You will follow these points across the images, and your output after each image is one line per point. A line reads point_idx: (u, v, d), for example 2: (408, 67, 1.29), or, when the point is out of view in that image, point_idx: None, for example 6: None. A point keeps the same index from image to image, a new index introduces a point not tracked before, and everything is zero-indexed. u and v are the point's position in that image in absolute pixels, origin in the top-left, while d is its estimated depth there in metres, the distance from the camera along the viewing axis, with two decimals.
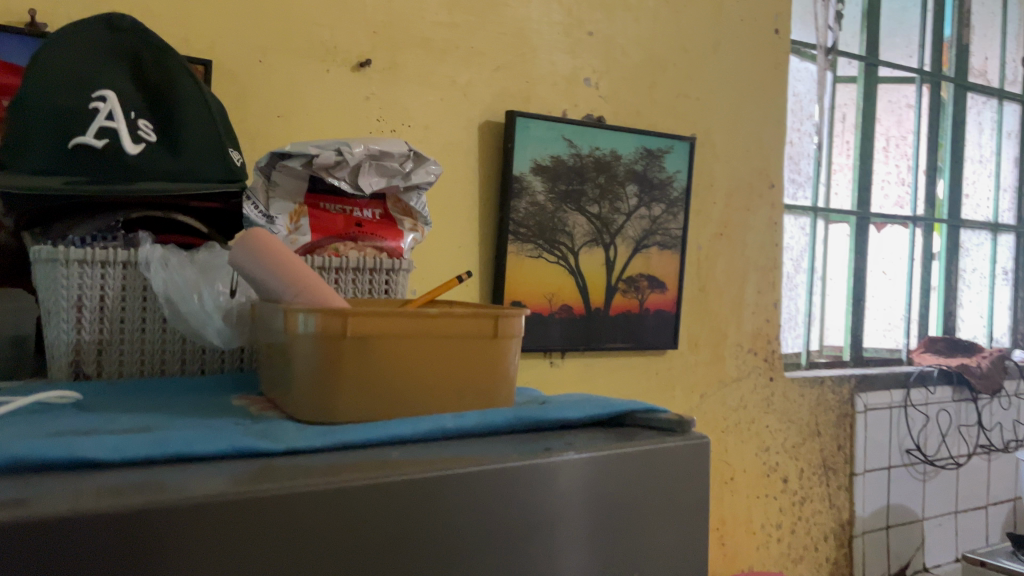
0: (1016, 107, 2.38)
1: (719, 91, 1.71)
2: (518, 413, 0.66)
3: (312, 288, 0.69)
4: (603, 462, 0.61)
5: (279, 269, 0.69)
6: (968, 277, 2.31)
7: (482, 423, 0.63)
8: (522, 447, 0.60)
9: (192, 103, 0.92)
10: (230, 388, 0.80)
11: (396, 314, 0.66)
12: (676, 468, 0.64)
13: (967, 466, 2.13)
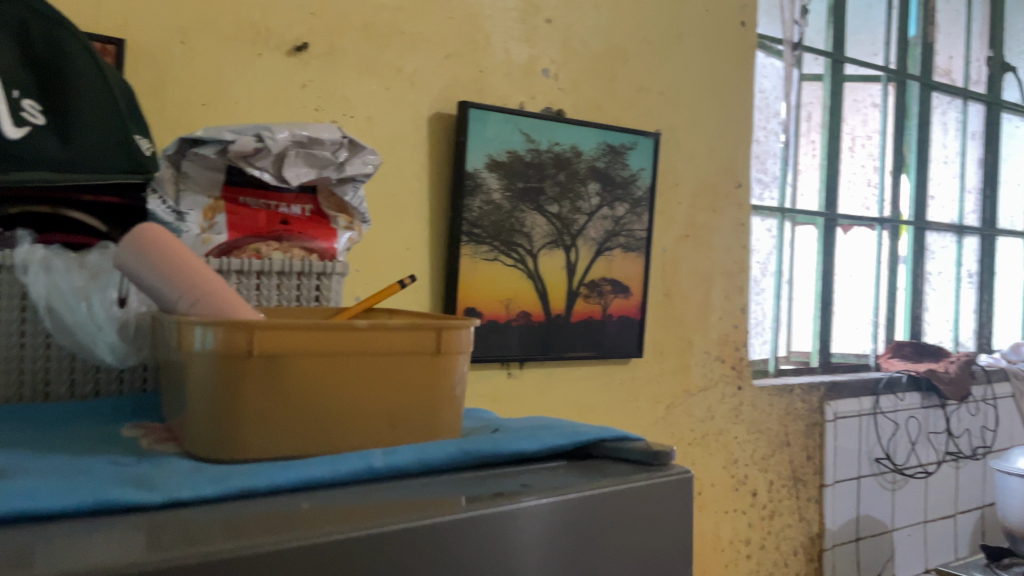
0: (979, 107, 2.34)
1: (684, 85, 1.61)
2: (464, 447, 0.54)
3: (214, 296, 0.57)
4: (565, 509, 0.49)
5: (176, 274, 0.57)
6: (935, 280, 2.25)
7: (419, 460, 0.52)
8: (467, 492, 0.49)
9: (92, 78, 0.75)
10: (126, 415, 0.68)
11: (316, 328, 0.55)
12: (652, 511, 0.54)
13: (936, 474, 2.07)
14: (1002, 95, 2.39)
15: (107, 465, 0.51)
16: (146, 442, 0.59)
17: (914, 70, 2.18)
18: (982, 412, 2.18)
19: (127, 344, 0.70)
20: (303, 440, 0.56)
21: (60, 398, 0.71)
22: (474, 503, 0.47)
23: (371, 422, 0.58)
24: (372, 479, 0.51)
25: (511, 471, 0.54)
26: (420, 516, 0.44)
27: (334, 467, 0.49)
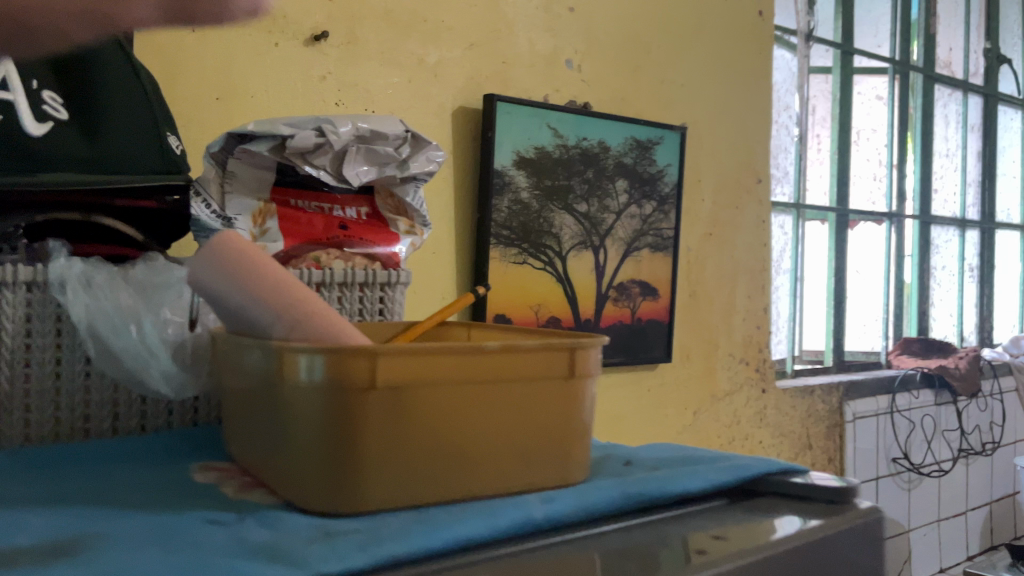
0: (978, 100, 2.32)
1: (705, 76, 1.54)
2: (624, 489, 0.46)
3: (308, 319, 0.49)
4: (779, 565, 0.41)
5: (267, 292, 0.48)
6: (940, 275, 2.22)
7: (579, 509, 0.44)
8: (660, 554, 0.40)
9: (118, 63, 0.66)
10: (187, 455, 0.59)
11: (443, 352, 0.46)
12: (854, 558, 0.46)
13: (949, 472, 2.04)
14: (997, 88, 2.37)
15: (209, 527, 0.43)
16: (233, 492, 0.51)
17: (918, 62, 2.14)
18: (992, 407, 2.17)
19: (185, 373, 0.62)
20: (429, 485, 0.47)
21: (102, 435, 0.63)
22: (678, 567, 0.38)
23: (502, 459, 0.50)
24: (534, 534, 0.43)
25: (682, 522, 0.46)
26: None
27: (493, 522, 0.41)
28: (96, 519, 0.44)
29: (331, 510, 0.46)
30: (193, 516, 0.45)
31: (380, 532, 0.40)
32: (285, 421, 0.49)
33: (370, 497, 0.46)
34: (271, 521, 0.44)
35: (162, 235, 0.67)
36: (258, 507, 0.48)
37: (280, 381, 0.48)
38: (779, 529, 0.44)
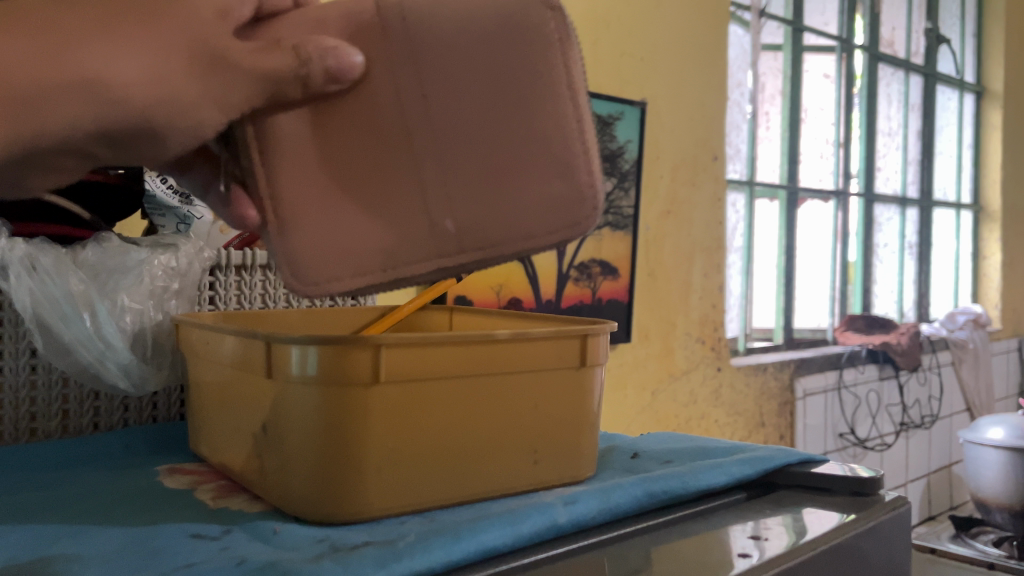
0: (918, 79, 2.37)
1: (662, 49, 1.50)
2: (647, 486, 0.43)
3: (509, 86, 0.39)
4: (819, 569, 0.39)
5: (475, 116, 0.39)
6: (881, 252, 2.27)
7: (602, 509, 0.41)
8: (698, 565, 0.37)
9: None
10: (147, 462, 0.54)
11: (453, 341, 0.43)
12: (886, 557, 0.43)
13: (892, 446, 2.08)
14: (937, 68, 2.41)
15: (196, 545, 0.38)
16: (210, 500, 0.46)
17: (864, 39, 2.14)
18: (930, 380, 2.22)
19: (146, 367, 0.58)
20: (431, 486, 0.44)
21: (49, 435, 0.58)
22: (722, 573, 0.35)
23: (509, 451, 0.46)
24: (560, 539, 0.39)
25: (712, 530, 0.42)
26: None
27: (517, 530, 0.38)
28: (51, 546, 0.38)
29: (325, 518, 0.42)
30: (173, 531, 0.40)
31: (394, 543, 0.36)
32: (270, 418, 0.44)
33: (370, 505, 0.42)
34: (267, 536, 0.39)
35: (108, 216, 0.61)
36: (244, 518, 0.43)
37: (269, 376, 0.44)
38: (812, 524, 0.41)
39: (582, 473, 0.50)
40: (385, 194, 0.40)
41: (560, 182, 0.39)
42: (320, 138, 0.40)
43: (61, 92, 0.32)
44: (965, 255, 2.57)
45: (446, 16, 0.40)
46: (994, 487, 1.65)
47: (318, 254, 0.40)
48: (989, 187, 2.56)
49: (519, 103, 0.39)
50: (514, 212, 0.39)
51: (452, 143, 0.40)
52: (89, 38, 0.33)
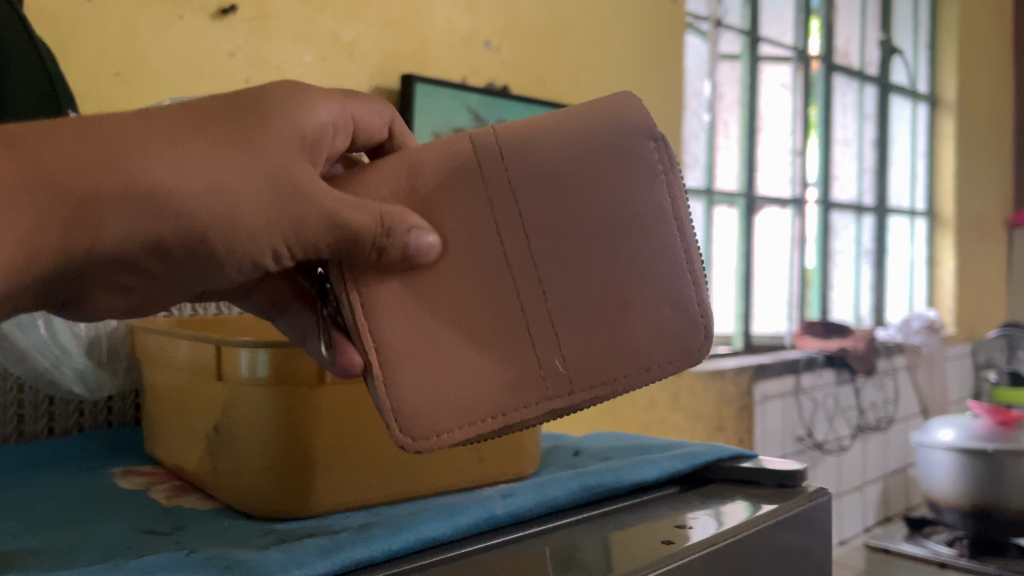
0: (873, 90, 2.43)
1: (621, 58, 1.52)
2: (583, 481, 0.46)
3: (615, 215, 0.42)
4: (740, 552, 0.41)
5: (580, 246, 0.41)
6: (838, 258, 2.32)
7: (539, 502, 0.43)
8: (626, 549, 0.39)
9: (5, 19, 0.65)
10: (94, 467, 0.54)
11: None
12: (805, 544, 0.46)
13: (848, 448, 2.13)
14: (890, 79, 2.48)
15: (148, 540, 0.40)
16: (164, 499, 0.47)
17: (820, 50, 2.19)
18: (886, 384, 2.27)
19: (101, 371, 0.60)
20: (378, 483, 0.46)
21: (5, 439, 0.59)
22: (647, 555, 0.38)
23: (459, 451, 0.49)
24: (500, 529, 0.42)
25: (641, 519, 0.44)
26: None
27: (457, 521, 0.40)
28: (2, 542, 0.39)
29: (274, 514, 0.43)
30: (124, 528, 0.41)
31: (339, 533, 0.38)
32: (221, 419, 0.46)
33: (320, 500, 0.44)
34: (218, 531, 0.41)
35: None
36: (195, 515, 0.45)
37: (221, 378, 0.46)
38: (736, 513, 0.44)
39: (527, 470, 0.52)
40: (499, 332, 0.41)
41: (673, 310, 0.42)
42: (421, 284, 0.41)
43: (123, 201, 0.34)
44: (919, 261, 2.63)
45: (547, 148, 0.42)
46: (946, 486, 1.66)
47: (432, 405, 0.40)
48: (942, 194, 2.63)
49: (625, 235, 0.42)
50: (633, 337, 0.41)
51: (563, 274, 0.41)
52: (160, 151, 0.35)
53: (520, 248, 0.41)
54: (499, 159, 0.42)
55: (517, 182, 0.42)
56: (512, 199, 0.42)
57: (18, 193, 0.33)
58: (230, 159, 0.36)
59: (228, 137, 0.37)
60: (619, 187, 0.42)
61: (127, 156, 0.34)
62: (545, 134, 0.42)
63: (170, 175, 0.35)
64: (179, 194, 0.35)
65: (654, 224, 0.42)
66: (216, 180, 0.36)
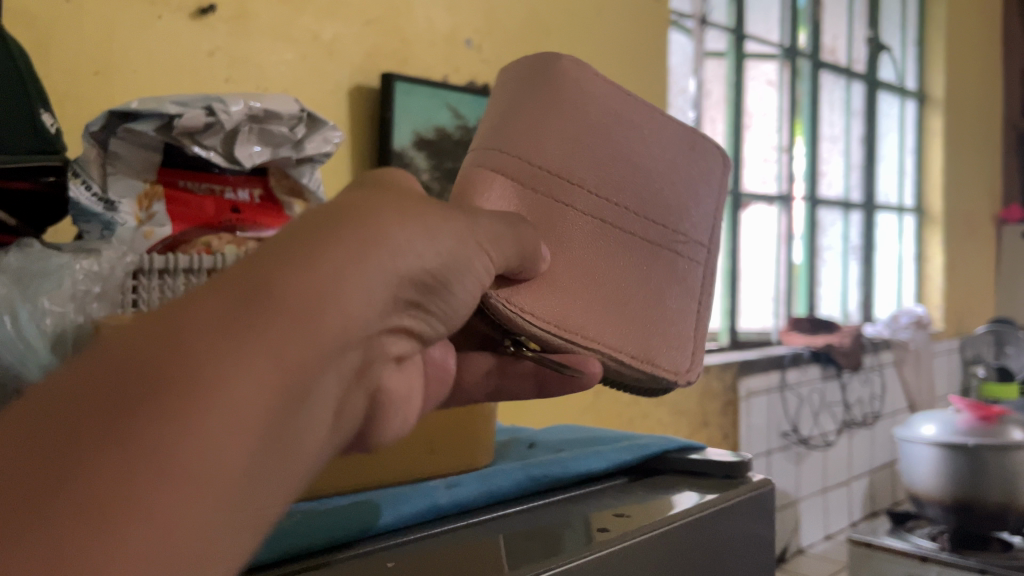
0: (861, 87, 2.44)
1: (603, 55, 1.53)
2: (530, 471, 0.48)
3: (604, 116, 0.48)
4: (678, 537, 0.44)
5: (611, 150, 0.47)
6: (825, 255, 2.34)
7: (491, 490, 0.46)
8: (568, 532, 0.42)
9: None
10: None
11: None
12: (744, 530, 0.49)
13: (834, 444, 2.14)
14: (878, 76, 2.49)
15: None
16: None
17: (806, 47, 2.20)
18: (872, 380, 2.29)
19: None
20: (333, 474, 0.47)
21: None
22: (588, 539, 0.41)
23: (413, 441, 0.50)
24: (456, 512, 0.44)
25: (584, 508, 0.46)
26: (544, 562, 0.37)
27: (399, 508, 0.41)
28: None
29: None
30: None
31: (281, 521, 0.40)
32: None
33: None
34: None
35: (36, 222, 0.63)
36: None
37: None
38: (676, 503, 0.47)
39: (479, 460, 0.54)
40: (644, 266, 0.47)
41: (685, 152, 0.52)
42: (578, 278, 0.44)
43: (356, 286, 0.32)
44: (907, 258, 2.65)
45: (545, 123, 0.46)
46: (928, 480, 1.67)
47: (651, 343, 0.46)
48: (930, 190, 2.64)
49: (617, 121, 0.48)
50: (690, 199, 0.51)
51: (620, 182, 0.48)
52: (367, 219, 0.33)
53: (606, 204, 0.47)
54: (529, 162, 0.44)
55: (555, 161, 0.45)
56: (561, 175, 0.45)
57: (266, 343, 0.28)
58: (406, 207, 0.36)
59: (378, 192, 0.36)
60: (607, 101, 0.48)
61: (348, 236, 0.32)
62: (528, 117, 0.45)
63: (386, 230, 0.34)
64: (400, 240, 0.34)
65: (615, 102, 0.49)
66: (410, 221, 0.35)
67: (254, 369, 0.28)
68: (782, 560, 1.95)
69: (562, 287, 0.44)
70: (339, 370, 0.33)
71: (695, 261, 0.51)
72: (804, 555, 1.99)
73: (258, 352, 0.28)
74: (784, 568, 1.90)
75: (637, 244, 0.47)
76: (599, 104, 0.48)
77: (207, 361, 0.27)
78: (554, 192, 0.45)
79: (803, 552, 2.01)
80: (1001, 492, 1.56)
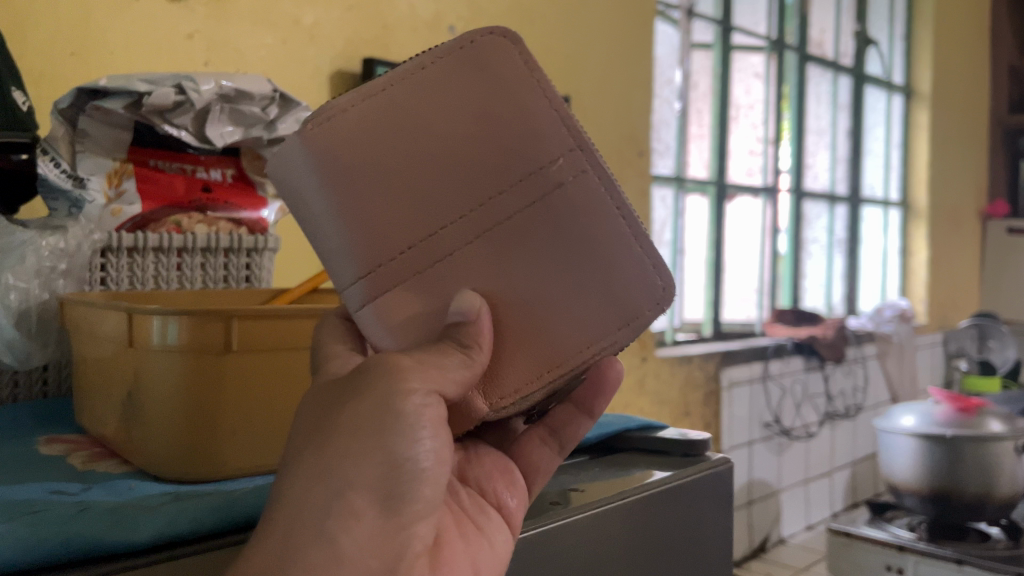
0: (847, 80, 2.45)
1: (592, 45, 1.50)
2: None
3: (410, 134, 0.39)
4: (638, 507, 0.53)
5: (448, 149, 0.39)
6: (811, 248, 2.35)
7: None
8: (539, 499, 0.51)
9: None
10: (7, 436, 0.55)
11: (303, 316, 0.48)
12: (703, 500, 0.58)
13: (816, 435, 2.15)
14: (865, 70, 2.49)
15: (53, 497, 0.41)
16: (79, 464, 0.49)
17: (793, 40, 2.20)
18: (855, 372, 2.30)
19: (31, 343, 0.61)
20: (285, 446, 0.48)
21: None
22: (563, 509, 0.50)
23: None
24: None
25: (545, 483, 0.55)
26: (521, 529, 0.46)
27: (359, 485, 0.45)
28: None
29: (178, 476, 0.46)
30: (34, 488, 0.43)
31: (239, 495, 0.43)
32: (134, 385, 0.48)
33: (228, 460, 0.46)
34: (121, 491, 0.43)
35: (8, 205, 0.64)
36: (107, 478, 0.46)
37: (135, 344, 0.48)
38: (634, 477, 0.56)
39: None
40: (554, 242, 0.41)
41: (476, 71, 0.40)
42: (516, 314, 0.40)
43: (359, 474, 0.35)
44: (892, 252, 2.66)
45: (370, 207, 0.38)
46: (907, 471, 1.67)
47: (617, 298, 0.41)
48: (916, 185, 2.65)
49: (427, 125, 0.39)
50: (534, 123, 0.41)
51: (485, 183, 0.40)
52: (306, 479, 0.35)
53: (483, 209, 0.40)
54: (393, 258, 0.39)
55: (414, 231, 0.39)
56: (429, 228, 0.39)
57: (286, 556, 0.33)
58: (331, 436, 0.36)
59: (306, 433, 0.37)
60: (391, 106, 0.39)
61: (289, 513, 0.34)
62: (348, 221, 0.38)
63: (319, 475, 0.35)
64: (343, 470, 0.35)
65: (395, 113, 0.39)
66: (341, 442, 0.36)
67: None
68: (762, 549, 1.96)
69: (509, 342, 0.41)
70: (378, 563, 0.36)
71: (587, 168, 0.41)
72: (783, 545, 2.01)
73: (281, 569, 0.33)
74: (764, 558, 1.90)
75: (536, 227, 0.40)
76: (385, 134, 0.38)
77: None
78: (439, 260, 0.39)
79: (783, 542, 2.03)
80: (977, 483, 1.57)
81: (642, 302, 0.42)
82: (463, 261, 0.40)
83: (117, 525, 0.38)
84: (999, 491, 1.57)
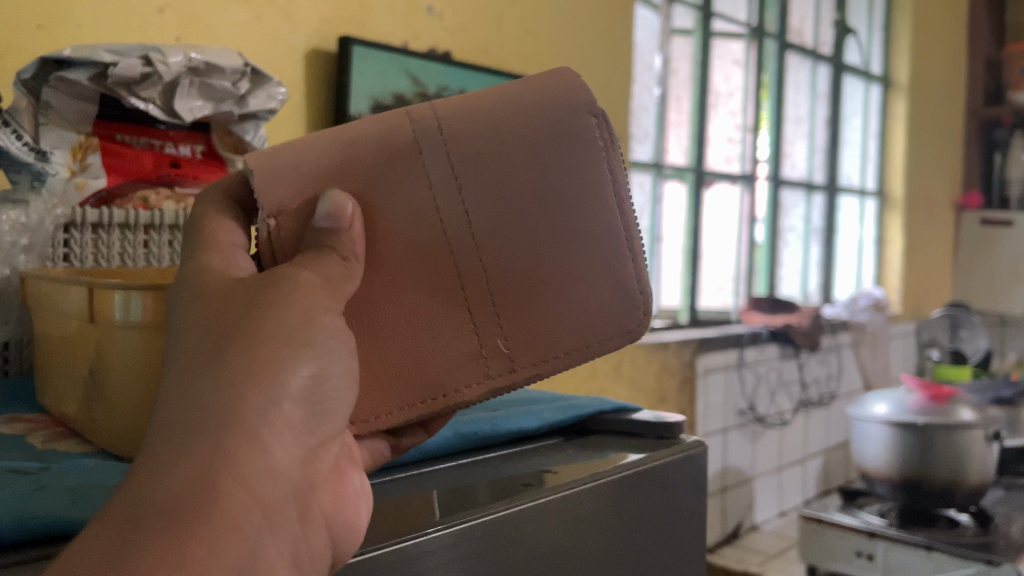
0: (826, 69, 2.45)
1: (571, 26, 1.48)
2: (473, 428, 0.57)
3: (532, 188, 0.44)
4: (609, 492, 0.52)
5: (517, 229, 0.44)
6: (788, 237, 2.36)
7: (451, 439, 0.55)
8: (507, 481, 0.51)
9: None
10: None
11: None
12: (676, 483, 0.58)
13: (790, 422, 2.16)
14: (844, 59, 2.49)
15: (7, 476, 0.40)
16: (39, 442, 0.49)
17: (774, 27, 2.19)
18: (829, 360, 2.31)
19: None
20: None
21: None
22: (532, 490, 0.49)
23: None
24: (417, 463, 0.53)
25: (516, 468, 0.54)
26: (490, 509, 0.45)
27: None
28: None
29: None
30: None
31: None
32: (96, 362, 0.48)
33: None
34: (79, 470, 0.42)
35: None
36: (67, 458, 0.46)
37: (98, 318, 0.47)
38: (610, 460, 0.55)
39: None
40: (478, 309, 0.44)
41: (615, 294, 0.45)
42: (401, 283, 0.43)
43: (289, 379, 0.36)
44: (867, 241, 2.68)
45: (500, 149, 0.44)
46: (880, 458, 1.68)
47: (387, 389, 0.44)
48: (892, 175, 2.67)
49: (563, 205, 0.44)
50: (570, 319, 0.44)
51: (503, 255, 0.44)
52: (228, 375, 0.34)
53: (474, 250, 0.44)
54: (435, 134, 0.44)
55: (460, 162, 0.44)
56: (459, 176, 0.44)
57: (212, 472, 0.32)
58: (252, 333, 0.36)
59: (225, 322, 0.37)
60: (577, 186, 0.44)
61: (211, 413, 0.33)
62: (492, 131, 0.45)
63: (243, 383, 0.34)
64: (265, 381, 0.35)
65: (589, 190, 0.45)
66: (260, 342, 0.36)
67: (200, 507, 0.31)
68: (736, 536, 1.97)
69: (371, 293, 0.43)
70: (280, 493, 0.35)
71: (504, 370, 0.44)
72: (756, 531, 2.02)
73: (211, 488, 0.32)
74: (737, 544, 1.92)
75: (504, 284, 0.44)
76: (553, 173, 0.44)
77: (207, 494, 0.31)
78: (426, 234, 0.43)
79: (756, 528, 2.04)
80: (948, 470, 1.58)
81: (392, 406, 0.44)
82: (421, 243, 0.43)
83: (71, 505, 0.37)
84: (968, 479, 1.59)
